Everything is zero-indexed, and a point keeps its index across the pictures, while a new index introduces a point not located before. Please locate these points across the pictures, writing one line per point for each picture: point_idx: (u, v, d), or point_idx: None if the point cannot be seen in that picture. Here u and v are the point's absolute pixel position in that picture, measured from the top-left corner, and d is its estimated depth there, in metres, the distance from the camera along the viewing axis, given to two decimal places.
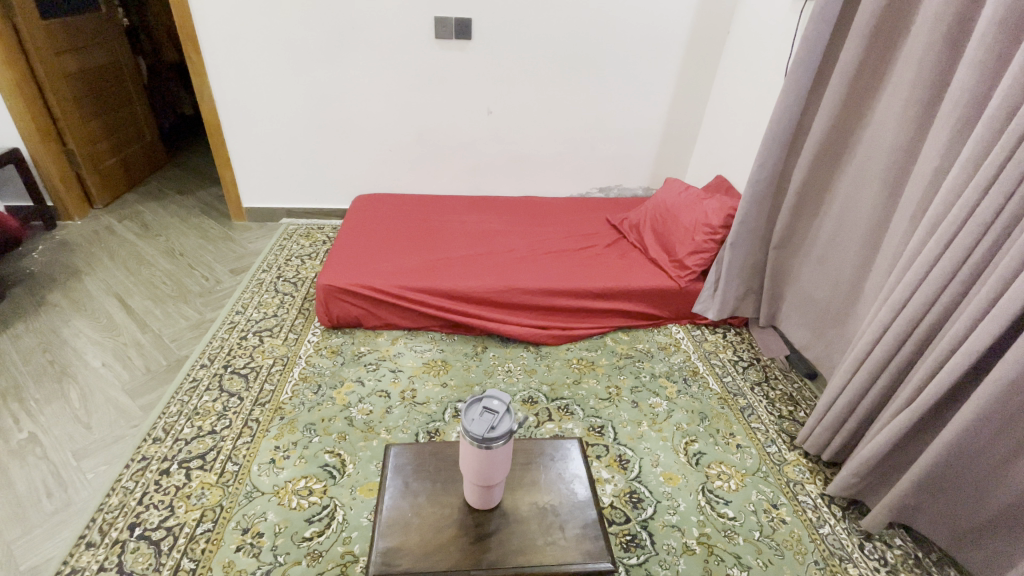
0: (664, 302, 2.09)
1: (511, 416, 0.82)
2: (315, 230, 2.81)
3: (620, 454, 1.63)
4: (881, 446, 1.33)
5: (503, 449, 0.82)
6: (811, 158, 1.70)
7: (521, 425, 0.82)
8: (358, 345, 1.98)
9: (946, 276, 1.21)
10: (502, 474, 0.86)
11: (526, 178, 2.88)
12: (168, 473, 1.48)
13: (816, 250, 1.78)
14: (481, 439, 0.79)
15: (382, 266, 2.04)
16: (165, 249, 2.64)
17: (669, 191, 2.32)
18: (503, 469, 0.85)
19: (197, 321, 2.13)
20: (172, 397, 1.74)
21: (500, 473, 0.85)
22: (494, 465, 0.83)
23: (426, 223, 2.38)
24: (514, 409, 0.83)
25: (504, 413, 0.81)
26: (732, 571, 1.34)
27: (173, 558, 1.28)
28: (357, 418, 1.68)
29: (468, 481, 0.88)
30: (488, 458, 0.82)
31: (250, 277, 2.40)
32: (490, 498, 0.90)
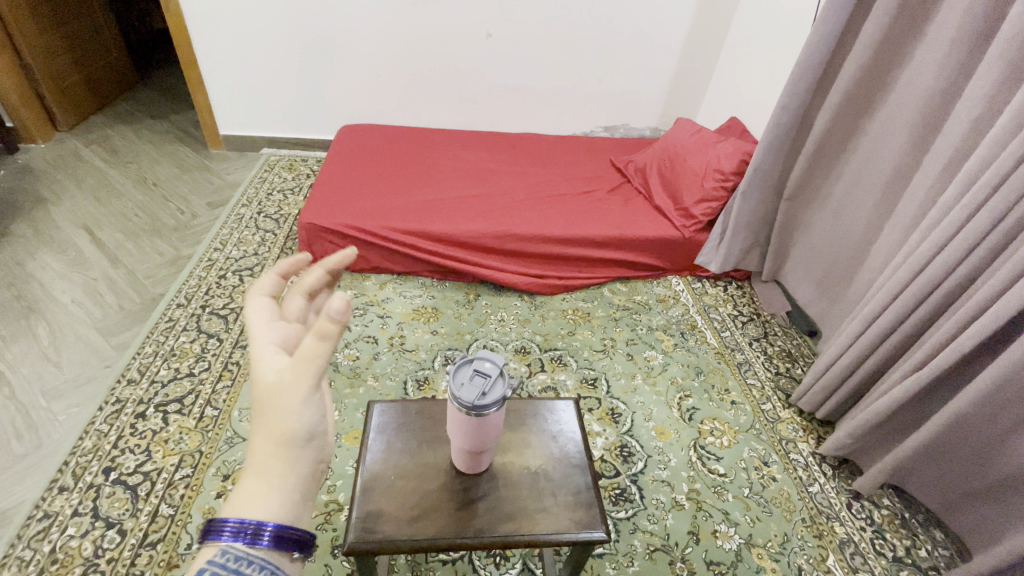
0: (666, 252, 1.99)
1: (504, 379, 0.74)
2: (298, 162, 2.64)
3: (612, 408, 1.59)
4: (881, 410, 1.29)
5: (498, 413, 0.75)
6: (839, 100, 1.55)
7: (514, 390, 0.75)
8: (344, 288, 1.88)
9: (976, 238, 1.11)
10: (494, 438, 0.80)
11: (526, 114, 2.69)
12: (144, 417, 1.42)
13: (831, 203, 1.67)
14: (472, 405, 0.71)
15: (369, 204, 1.91)
16: (136, 178, 2.47)
17: (679, 132, 2.16)
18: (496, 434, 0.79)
19: (172, 257, 2.01)
20: (146, 337, 1.65)
21: (492, 437, 0.79)
22: (487, 428, 0.77)
23: (417, 159, 2.22)
24: (507, 372, 0.75)
25: (497, 377, 0.73)
26: (720, 527, 1.33)
27: (150, 504, 1.24)
28: (343, 364, 1.62)
29: (457, 444, 0.81)
30: (482, 423, 0.75)
31: (229, 211, 2.25)
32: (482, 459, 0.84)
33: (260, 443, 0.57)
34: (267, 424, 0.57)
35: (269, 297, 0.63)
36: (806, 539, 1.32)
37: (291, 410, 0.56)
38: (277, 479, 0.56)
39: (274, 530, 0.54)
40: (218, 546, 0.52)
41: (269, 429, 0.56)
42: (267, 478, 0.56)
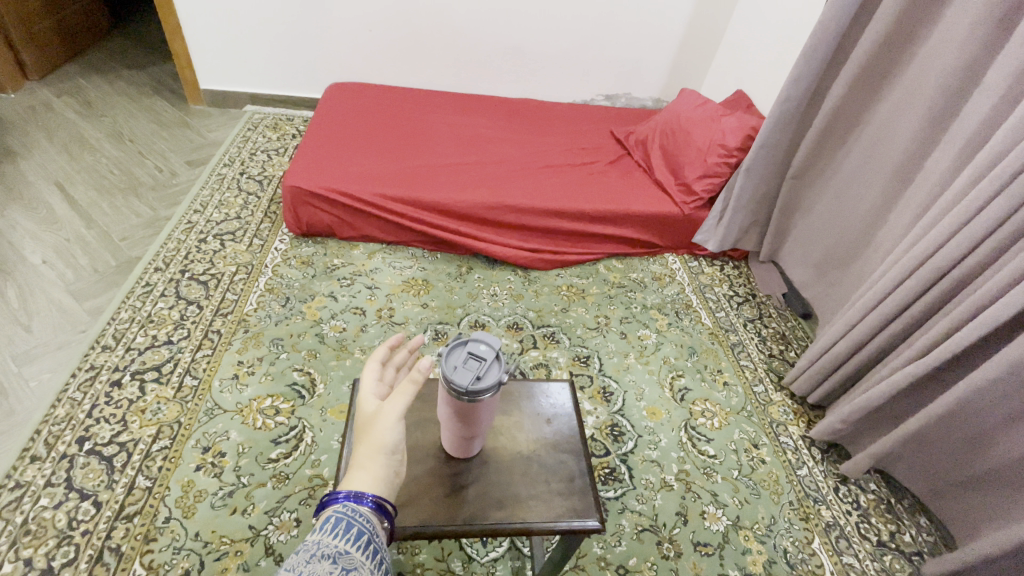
0: (664, 229, 1.94)
1: (500, 362, 0.70)
2: (283, 121, 2.51)
3: (604, 386, 1.57)
4: (876, 398, 1.28)
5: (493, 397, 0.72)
6: (853, 76, 1.48)
7: (510, 375, 0.71)
8: (331, 256, 1.81)
9: (990, 226, 1.07)
10: (487, 422, 0.77)
11: (524, 78, 2.58)
12: (119, 385, 1.37)
13: (837, 184, 1.62)
14: (467, 390, 0.67)
15: (357, 168, 1.82)
16: (111, 132, 2.34)
17: (683, 104, 2.08)
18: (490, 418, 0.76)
19: (149, 219, 1.91)
20: (122, 302, 1.57)
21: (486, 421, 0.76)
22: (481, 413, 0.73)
23: (408, 122, 2.12)
24: (503, 355, 0.71)
25: (493, 360, 0.69)
26: (709, 508, 1.33)
27: (127, 476, 1.20)
28: (329, 335, 1.56)
29: (447, 430, 0.78)
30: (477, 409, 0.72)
31: (209, 171, 2.14)
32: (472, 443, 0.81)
33: (360, 444, 0.64)
34: (367, 431, 0.64)
35: (380, 357, 0.74)
36: (793, 521, 1.33)
37: (388, 419, 0.64)
38: (373, 473, 0.62)
39: (374, 498, 0.60)
40: (333, 509, 0.59)
41: (368, 437, 0.64)
42: (365, 469, 0.62)
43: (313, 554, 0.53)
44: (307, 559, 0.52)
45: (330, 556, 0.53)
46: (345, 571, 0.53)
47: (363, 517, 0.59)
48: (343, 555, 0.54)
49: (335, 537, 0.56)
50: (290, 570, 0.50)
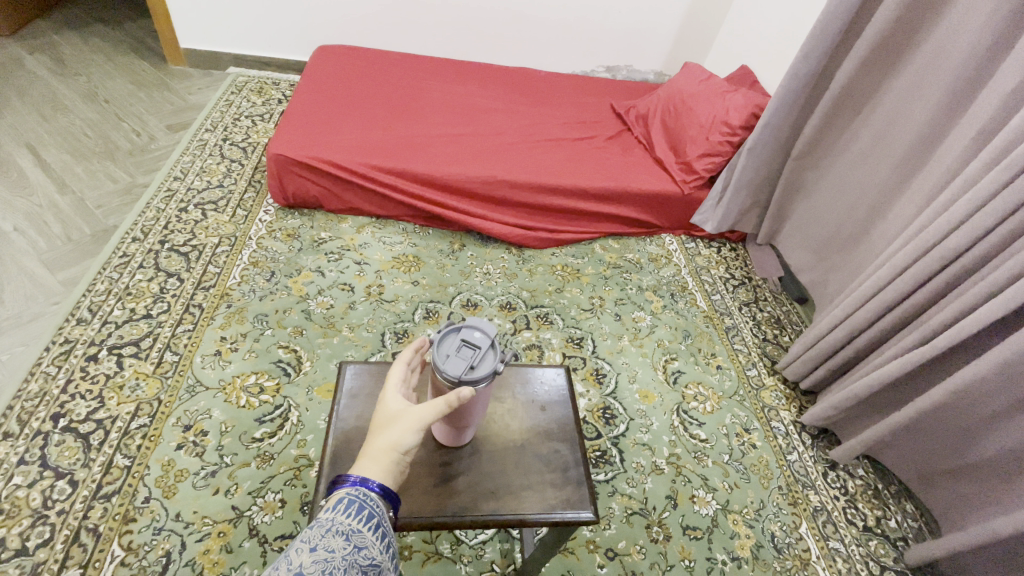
0: (663, 209, 1.89)
1: (495, 349, 0.67)
2: (268, 85, 2.40)
3: (597, 368, 1.54)
4: (871, 386, 1.27)
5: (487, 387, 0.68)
6: (865, 53, 1.42)
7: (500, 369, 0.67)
8: (319, 230, 1.75)
9: (1001, 214, 1.04)
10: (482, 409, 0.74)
11: (521, 47, 2.47)
12: (96, 360, 1.31)
13: (842, 167, 1.58)
14: (462, 381, 0.64)
15: (346, 137, 1.74)
16: (86, 92, 2.21)
17: (687, 78, 2.00)
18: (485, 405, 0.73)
19: (126, 185, 1.82)
20: (98, 273, 1.50)
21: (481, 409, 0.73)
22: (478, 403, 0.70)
23: (401, 89, 2.03)
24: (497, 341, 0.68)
25: (487, 347, 0.66)
26: (698, 492, 1.33)
27: (104, 454, 1.16)
28: (316, 312, 1.51)
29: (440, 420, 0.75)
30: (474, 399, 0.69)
31: (190, 136, 2.04)
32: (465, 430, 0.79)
33: (375, 435, 0.63)
34: (385, 426, 0.63)
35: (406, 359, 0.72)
36: (782, 506, 1.33)
37: (410, 423, 0.63)
38: (383, 465, 0.61)
39: (380, 484, 0.60)
40: (343, 492, 0.59)
41: (384, 433, 0.63)
42: (375, 458, 0.61)
43: (327, 529, 0.54)
44: (322, 531, 0.54)
45: (343, 533, 0.55)
46: (357, 548, 0.55)
47: (374, 502, 0.59)
48: (356, 533, 0.56)
49: (349, 515, 0.57)
50: (305, 541, 0.53)
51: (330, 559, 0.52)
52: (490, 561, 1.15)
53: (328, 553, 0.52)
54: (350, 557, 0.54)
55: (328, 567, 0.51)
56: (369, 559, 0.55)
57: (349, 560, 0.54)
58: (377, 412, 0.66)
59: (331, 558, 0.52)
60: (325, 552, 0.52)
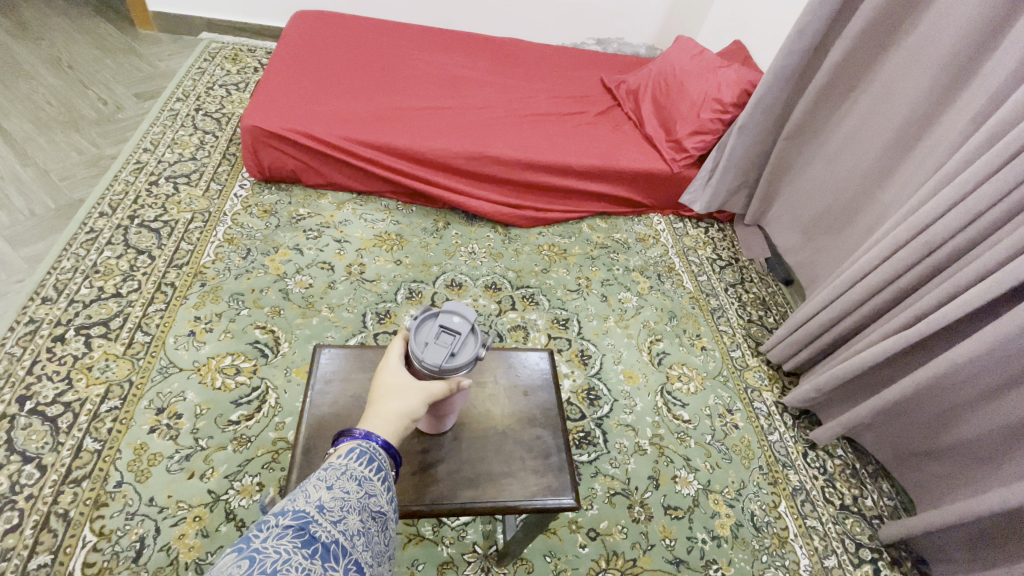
0: (652, 188, 1.86)
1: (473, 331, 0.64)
2: (243, 52, 2.29)
3: (582, 349, 1.53)
4: (854, 369, 1.27)
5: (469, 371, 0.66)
6: (861, 30, 1.38)
7: (486, 349, 0.64)
8: (297, 206, 1.69)
9: (992, 198, 1.03)
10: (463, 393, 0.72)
11: (509, 16, 2.39)
12: (63, 341, 1.26)
13: (833, 148, 1.55)
14: (443, 369, 0.61)
15: (326, 108, 1.67)
16: (47, 57, 2.09)
17: (679, 53, 1.95)
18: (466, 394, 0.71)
19: (93, 156, 1.74)
20: (63, 249, 1.44)
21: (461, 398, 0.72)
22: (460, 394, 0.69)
23: (382, 58, 1.94)
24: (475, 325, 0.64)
25: (465, 330, 0.63)
26: (681, 472, 1.34)
27: (73, 438, 1.12)
28: (294, 292, 1.47)
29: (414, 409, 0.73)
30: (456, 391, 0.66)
31: (160, 106, 1.95)
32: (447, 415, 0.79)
33: (384, 395, 0.61)
34: (396, 390, 0.61)
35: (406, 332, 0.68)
36: (762, 486, 1.34)
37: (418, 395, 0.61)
38: (389, 422, 0.59)
39: (385, 441, 0.58)
40: (350, 442, 0.57)
41: (393, 398, 0.61)
42: (385, 418, 0.59)
43: (342, 472, 0.53)
44: (336, 474, 0.53)
45: (356, 478, 0.53)
46: (370, 493, 0.53)
47: (383, 456, 0.57)
48: (367, 481, 0.54)
49: (360, 462, 0.55)
50: (321, 479, 0.51)
51: (347, 499, 0.51)
52: (472, 543, 1.15)
53: (344, 492, 0.51)
54: (363, 501, 0.52)
55: (345, 505, 0.50)
56: (379, 506, 0.54)
57: (362, 504, 0.52)
58: (382, 374, 0.63)
59: (347, 498, 0.51)
60: (341, 492, 0.51)
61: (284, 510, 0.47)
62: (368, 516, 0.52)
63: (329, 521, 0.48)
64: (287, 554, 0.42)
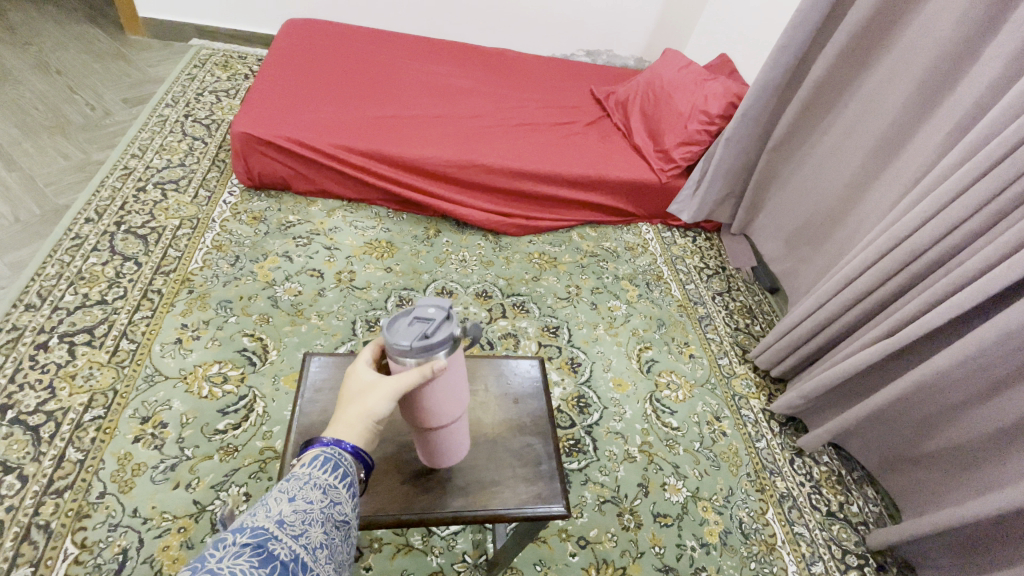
0: (640, 197, 1.88)
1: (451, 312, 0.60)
2: (234, 59, 2.29)
3: (572, 357, 1.54)
4: (837, 377, 1.30)
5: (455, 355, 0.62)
6: (842, 46, 1.42)
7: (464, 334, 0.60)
8: (286, 213, 1.68)
9: (968, 210, 1.06)
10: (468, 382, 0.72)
11: (499, 26, 2.41)
12: (46, 348, 1.24)
13: (816, 160, 1.59)
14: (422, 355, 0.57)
15: (316, 116, 1.67)
16: (34, 61, 2.07)
17: (667, 65, 1.98)
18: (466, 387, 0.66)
19: (79, 162, 1.72)
20: (48, 255, 1.42)
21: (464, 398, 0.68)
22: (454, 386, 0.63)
23: (375, 66, 1.96)
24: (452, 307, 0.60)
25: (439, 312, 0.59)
26: (670, 480, 1.34)
27: (55, 448, 1.10)
28: (284, 299, 1.46)
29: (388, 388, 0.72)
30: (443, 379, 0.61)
31: (150, 111, 1.94)
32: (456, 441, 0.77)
33: (349, 398, 0.60)
34: (358, 394, 0.59)
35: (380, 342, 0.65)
36: (749, 493, 1.36)
37: (387, 392, 0.58)
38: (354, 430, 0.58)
39: (354, 448, 0.58)
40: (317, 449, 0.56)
41: (360, 398, 0.59)
42: (347, 423, 0.58)
43: (305, 481, 0.53)
44: (300, 484, 0.53)
45: (320, 486, 0.53)
46: (334, 501, 0.54)
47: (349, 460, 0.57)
48: (331, 489, 0.54)
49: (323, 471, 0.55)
50: (283, 491, 0.51)
51: (309, 510, 0.51)
52: (461, 552, 1.14)
53: (306, 503, 0.51)
54: (327, 510, 0.52)
55: (307, 518, 0.50)
56: (343, 515, 0.54)
57: (326, 514, 0.52)
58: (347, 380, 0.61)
59: (310, 510, 0.51)
60: (304, 503, 0.51)
61: (242, 526, 0.47)
62: (332, 526, 0.52)
63: (290, 536, 0.48)
64: (242, 573, 0.42)
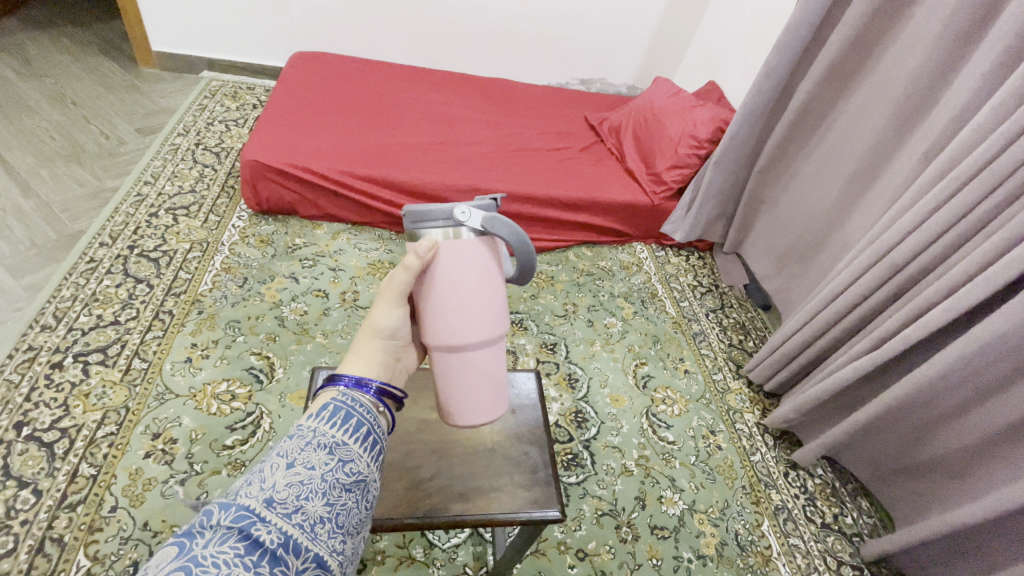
0: (634, 218, 1.95)
1: (483, 221, 0.65)
2: (243, 90, 2.39)
3: (570, 373, 1.58)
4: (826, 390, 1.34)
5: (460, 255, 0.66)
6: (822, 76, 1.51)
7: (474, 217, 0.65)
8: (293, 236, 1.75)
9: (940, 228, 1.12)
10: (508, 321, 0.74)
11: (497, 56, 2.52)
12: (61, 368, 1.29)
13: (802, 180, 1.66)
14: (419, 221, 0.64)
15: (322, 144, 1.75)
16: (52, 93, 2.16)
17: (657, 93, 2.07)
18: (487, 306, 0.68)
19: (94, 189, 1.79)
20: (63, 278, 1.47)
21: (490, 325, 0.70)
22: (464, 292, 0.67)
23: (377, 96, 2.04)
24: (490, 221, 0.65)
25: (471, 209, 0.65)
26: (666, 493, 1.37)
27: (69, 463, 1.14)
28: (290, 319, 1.51)
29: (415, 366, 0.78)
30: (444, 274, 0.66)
31: (162, 140, 2.02)
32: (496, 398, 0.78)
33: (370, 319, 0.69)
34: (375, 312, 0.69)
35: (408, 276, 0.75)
36: (745, 505, 1.38)
37: (389, 302, 0.67)
38: (371, 358, 0.65)
39: (378, 386, 0.62)
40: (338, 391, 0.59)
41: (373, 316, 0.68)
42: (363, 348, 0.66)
43: (308, 442, 0.52)
44: (302, 446, 0.52)
45: (326, 446, 0.52)
46: (341, 463, 0.52)
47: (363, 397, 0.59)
48: (339, 447, 0.53)
49: (332, 425, 0.55)
50: (283, 457, 0.50)
51: (309, 479, 0.49)
52: (462, 565, 1.16)
53: (306, 471, 0.50)
54: (330, 476, 0.51)
55: (303, 492, 0.48)
56: (353, 474, 0.52)
57: (330, 480, 0.50)
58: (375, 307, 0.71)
59: (309, 479, 0.49)
60: (303, 471, 0.49)
61: (231, 501, 0.45)
62: (338, 491, 0.50)
63: (282, 515, 0.45)
64: (225, 566, 0.40)
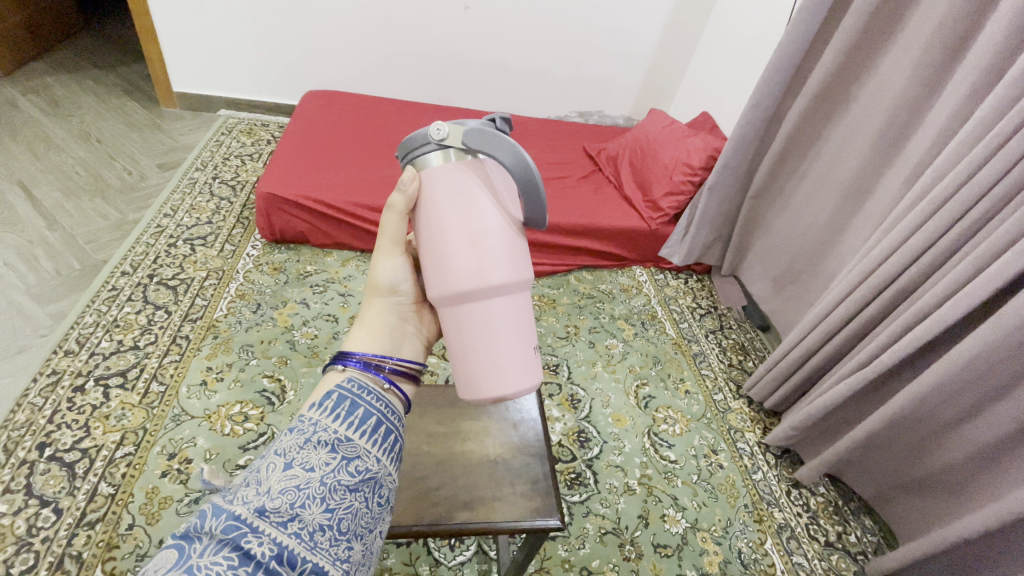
0: (633, 243, 2.01)
1: (462, 137, 0.65)
2: (258, 127, 2.51)
3: (573, 394, 1.61)
4: (822, 408, 1.37)
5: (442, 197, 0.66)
6: (807, 107, 1.59)
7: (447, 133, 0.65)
8: (304, 263, 1.82)
9: (921, 248, 1.18)
10: (517, 277, 0.69)
11: (499, 91, 2.64)
12: (82, 391, 1.34)
13: (793, 205, 1.72)
14: (410, 152, 0.68)
15: (333, 177, 1.84)
16: (78, 132, 2.29)
17: (652, 123, 2.17)
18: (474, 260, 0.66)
19: (117, 222, 1.88)
20: (86, 306, 1.54)
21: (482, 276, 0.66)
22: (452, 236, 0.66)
23: (385, 131, 2.15)
24: (467, 134, 0.65)
25: (448, 127, 0.65)
26: (669, 511, 1.39)
27: (88, 482, 1.18)
28: (301, 342, 1.57)
29: (429, 341, 0.83)
30: (430, 211, 0.67)
31: (181, 175, 2.12)
32: (511, 370, 0.70)
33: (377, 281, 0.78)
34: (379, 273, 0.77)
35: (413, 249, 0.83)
36: (748, 524, 1.39)
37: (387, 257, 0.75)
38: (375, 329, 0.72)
39: (393, 369, 0.68)
40: (345, 370, 0.65)
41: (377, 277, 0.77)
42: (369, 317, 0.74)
43: (309, 441, 0.54)
44: (301, 446, 0.54)
45: (326, 444, 0.54)
46: (344, 461, 0.54)
47: (369, 378, 0.64)
48: (340, 445, 0.55)
49: (334, 419, 0.57)
50: (283, 458, 0.52)
51: (307, 481, 0.51)
52: None
53: (305, 474, 0.51)
54: (329, 478, 0.52)
55: (299, 500, 0.49)
56: (356, 469, 0.54)
57: (328, 482, 0.52)
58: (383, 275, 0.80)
59: (307, 481, 0.51)
60: (300, 473, 0.51)
61: (227, 508, 0.47)
62: (337, 492, 0.52)
63: (277, 524, 0.47)
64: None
